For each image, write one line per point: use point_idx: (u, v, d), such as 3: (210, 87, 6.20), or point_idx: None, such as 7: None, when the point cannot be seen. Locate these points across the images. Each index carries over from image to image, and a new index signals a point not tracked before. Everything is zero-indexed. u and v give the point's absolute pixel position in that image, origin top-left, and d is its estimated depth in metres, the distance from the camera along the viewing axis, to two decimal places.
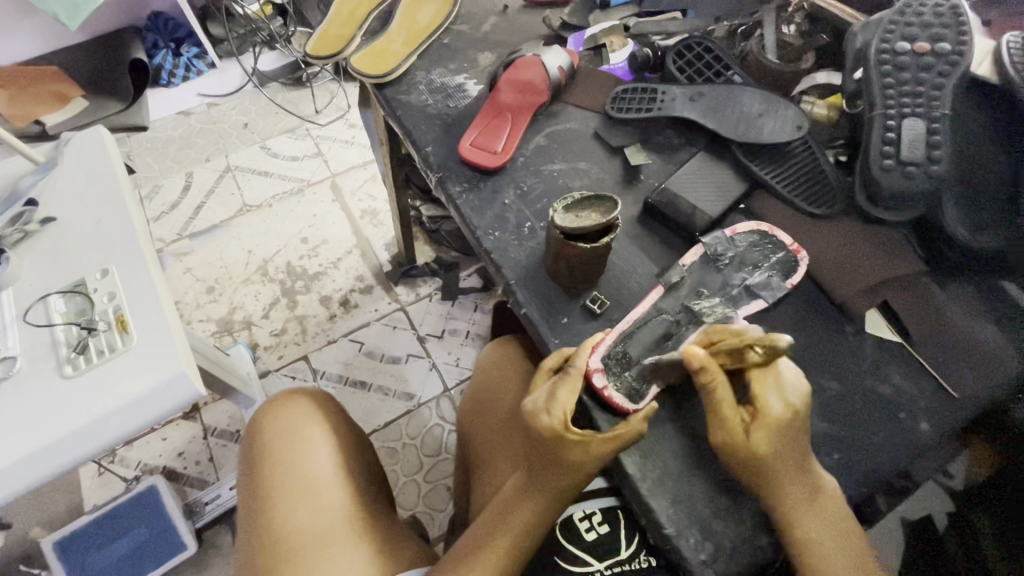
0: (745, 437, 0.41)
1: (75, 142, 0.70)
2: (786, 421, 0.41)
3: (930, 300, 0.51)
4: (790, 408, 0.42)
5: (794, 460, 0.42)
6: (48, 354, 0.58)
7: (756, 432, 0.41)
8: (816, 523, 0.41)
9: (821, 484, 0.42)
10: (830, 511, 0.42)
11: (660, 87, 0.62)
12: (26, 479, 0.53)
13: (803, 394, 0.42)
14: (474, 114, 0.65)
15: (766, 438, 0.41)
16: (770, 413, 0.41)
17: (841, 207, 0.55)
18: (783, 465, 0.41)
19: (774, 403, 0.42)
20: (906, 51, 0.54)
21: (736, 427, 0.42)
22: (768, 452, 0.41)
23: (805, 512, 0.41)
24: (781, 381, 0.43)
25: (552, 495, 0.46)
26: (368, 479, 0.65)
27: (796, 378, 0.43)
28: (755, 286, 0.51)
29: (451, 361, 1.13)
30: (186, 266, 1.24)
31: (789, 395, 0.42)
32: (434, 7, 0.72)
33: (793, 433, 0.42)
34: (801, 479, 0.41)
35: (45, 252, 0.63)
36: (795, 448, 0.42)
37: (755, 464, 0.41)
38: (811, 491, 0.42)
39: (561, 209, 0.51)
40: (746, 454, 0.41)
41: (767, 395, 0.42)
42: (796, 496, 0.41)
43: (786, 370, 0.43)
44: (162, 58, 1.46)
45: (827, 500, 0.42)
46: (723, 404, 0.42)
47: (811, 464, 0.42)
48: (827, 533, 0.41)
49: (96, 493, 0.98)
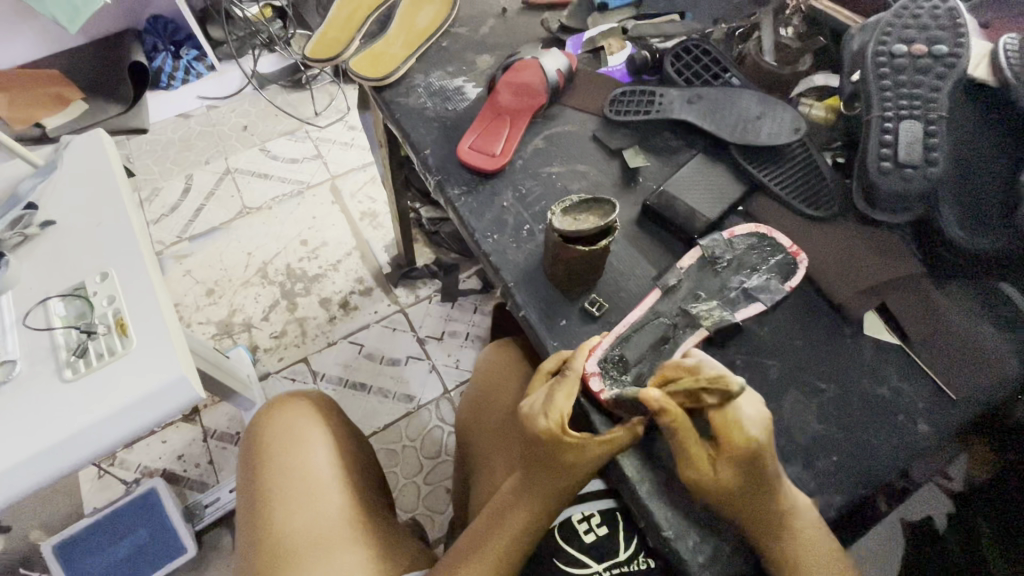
0: (711, 471, 0.42)
1: (75, 144, 0.70)
2: (750, 458, 0.41)
3: (928, 302, 0.51)
4: (751, 442, 0.41)
5: (766, 492, 0.42)
6: (47, 357, 0.58)
7: (721, 466, 0.42)
8: (792, 551, 0.41)
9: (797, 510, 0.42)
10: (808, 536, 0.42)
11: (658, 90, 0.62)
12: (26, 482, 0.53)
13: (767, 425, 0.42)
14: (473, 116, 0.65)
15: (729, 471, 0.42)
16: (733, 450, 0.41)
17: (839, 208, 0.55)
18: (751, 498, 0.42)
19: (737, 439, 0.41)
20: (903, 54, 0.54)
21: (702, 465, 0.42)
22: (735, 486, 0.42)
23: (781, 539, 0.41)
24: (739, 418, 0.42)
25: (549, 496, 0.46)
26: (367, 482, 0.65)
27: (757, 411, 0.42)
28: (753, 289, 0.50)
29: (451, 363, 1.13)
30: (186, 268, 1.24)
31: (750, 431, 0.41)
32: (433, 10, 0.73)
33: (758, 469, 0.41)
34: (773, 509, 0.42)
35: (45, 255, 0.64)
36: (764, 480, 0.42)
37: (725, 496, 0.42)
38: (785, 519, 0.42)
39: (560, 211, 0.51)
40: (714, 490, 0.42)
41: (730, 432, 0.42)
42: (769, 525, 0.42)
43: (746, 406, 0.42)
44: (163, 60, 1.48)
45: (804, 525, 0.42)
46: (686, 443, 0.42)
47: (786, 492, 0.42)
48: (807, 559, 0.41)
49: (96, 497, 0.98)
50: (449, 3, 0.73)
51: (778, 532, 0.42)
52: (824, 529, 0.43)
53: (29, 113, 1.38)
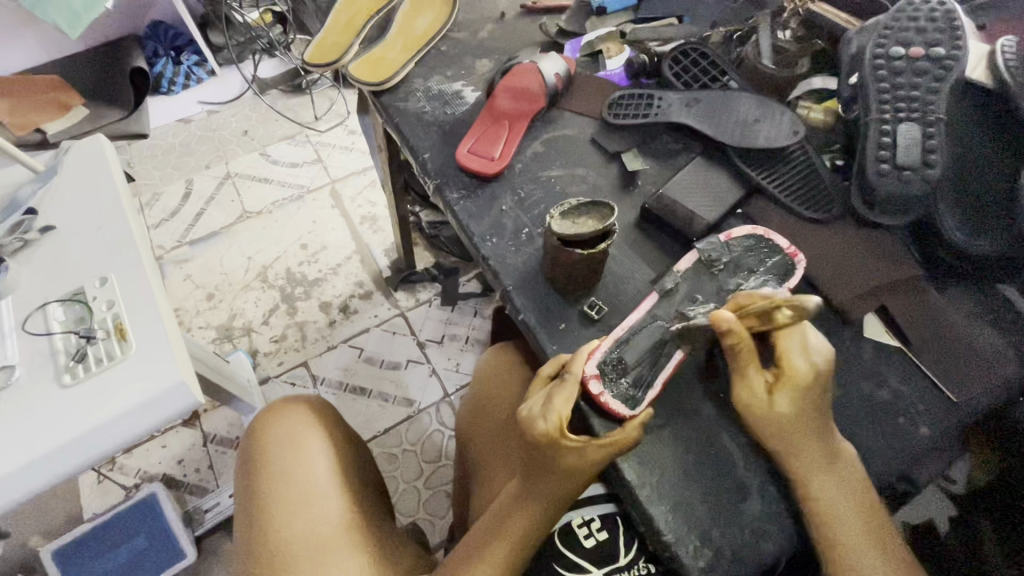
0: (767, 398, 0.43)
1: (75, 149, 0.70)
2: (809, 381, 0.42)
3: (927, 305, 0.51)
4: (813, 368, 0.43)
5: (814, 423, 0.42)
6: (46, 362, 0.58)
7: (778, 392, 0.43)
8: (832, 485, 0.41)
9: (840, 449, 0.43)
10: (847, 473, 0.42)
11: (657, 93, 0.62)
12: (25, 488, 0.53)
13: (827, 355, 0.43)
14: (471, 120, 0.65)
15: (788, 398, 0.42)
16: (796, 372, 0.42)
17: (838, 210, 0.55)
18: (804, 425, 0.42)
19: (799, 362, 0.43)
20: (901, 56, 0.54)
21: (758, 386, 0.43)
22: (791, 411, 0.42)
23: (824, 473, 0.42)
24: (804, 342, 0.43)
25: (548, 502, 0.45)
26: (365, 487, 0.65)
27: (820, 340, 0.44)
28: (750, 291, 0.50)
29: (451, 366, 1.13)
30: (186, 273, 1.24)
31: (813, 357, 0.43)
32: (431, 15, 0.73)
33: (816, 396, 0.43)
34: (820, 443, 0.42)
35: (45, 260, 0.64)
36: (818, 408, 0.43)
37: (775, 422, 0.43)
38: (829, 454, 0.42)
39: (559, 215, 0.51)
40: (767, 414, 0.43)
41: (793, 355, 0.43)
42: (814, 457, 0.42)
43: (810, 331, 0.44)
44: (163, 66, 1.50)
45: (844, 463, 0.42)
46: (746, 364, 0.43)
47: (831, 428, 0.43)
48: (843, 498, 0.41)
49: (95, 502, 0.98)
50: (447, 8, 0.73)
51: (822, 467, 0.42)
52: (861, 472, 0.43)
53: (29, 118, 1.39)
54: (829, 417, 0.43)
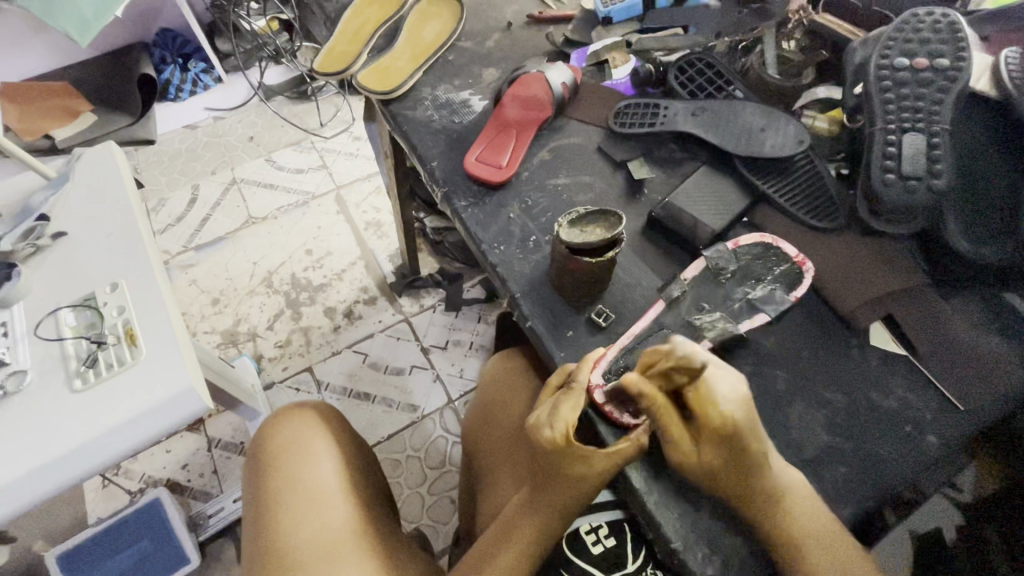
0: (695, 454, 0.42)
1: (86, 157, 0.71)
2: (727, 436, 0.40)
3: (934, 312, 0.51)
4: (728, 423, 0.40)
5: (751, 469, 0.41)
6: (57, 367, 0.59)
7: (704, 447, 0.41)
8: (790, 527, 0.41)
9: (786, 493, 0.41)
10: (804, 510, 0.42)
11: (662, 102, 0.63)
12: (35, 493, 0.53)
13: (744, 403, 0.40)
14: (479, 129, 0.66)
15: (713, 451, 0.41)
16: (708, 431, 0.41)
17: (844, 218, 0.55)
18: (738, 479, 0.41)
19: (713, 419, 0.40)
20: (906, 67, 0.55)
21: (684, 443, 0.42)
22: (720, 467, 0.41)
23: (778, 517, 0.41)
24: (714, 395, 0.41)
25: (557, 511, 0.45)
26: (373, 495, 0.65)
27: (733, 388, 0.41)
28: (758, 301, 0.50)
29: (456, 372, 1.14)
30: (192, 278, 1.25)
31: (727, 408, 0.40)
32: (438, 26, 0.74)
33: (742, 447, 0.40)
34: (761, 486, 0.41)
35: (57, 266, 0.64)
36: (744, 459, 0.41)
37: (713, 474, 0.42)
38: (775, 502, 0.41)
39: (568, 223, 0.52)
40: (700, 469, 0.42)
41: (704, 411, 0.41)
42: (759, 506, 0.41)
43: (721, 383, 0.41)
44: (172, 73, 1.51)
45: (796, 504, 0.42)
46: (666, 424, 0.42)
47: (771, 471, 0.41)
48: (804, 533, 0.41)
49: (101, 506, 0.98)
50: (454, 18, 0.74)
51: (771, 506, 0.41)
52: (819, 504, 0.42)
53: (39, 125, 1.40)
54: (767, 462, 0.41)
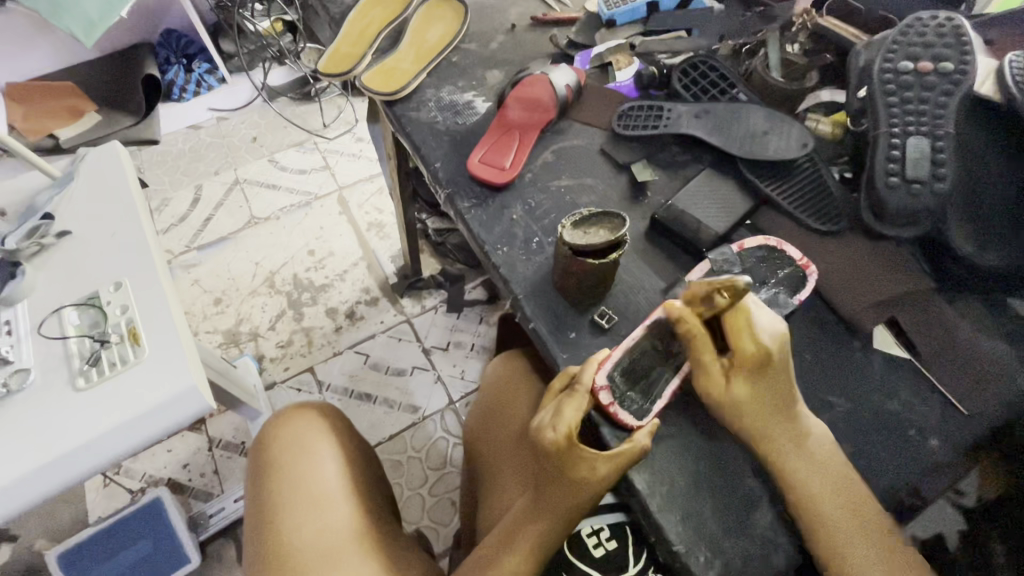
0: (724, 385, 0.44)
1: (90, 156, 0.71)
2: (762, 363, 0.43)
3: (939, 317, 0.51)
4: (763, 351, 0.43)
5: (773, 401, 0.44)
6: (60, 366, 0.59)
7: (733, 377, 0.44)
8: (807, 463, 0.43)
9: (808, 431, 0.44)
10: (821, 458, 0.43)
11: (666, 105, 0.63)
12: (37, 491, 0.53)
13: (780, 335, 0.44)
14: (482, 131, 0.66)
15: (741, 382, 0.44)
16: (745, 355, 0.43)
17: (847, 222, 0.55)
18: (764, 409, 0.44)
19: (748, 346, 0.43)
20: (910, 71, 0.55)
21: (715, 373, 0.44)
22: (750, 396, 0.44)
23: (798, 452, 0.43)
24: (753, 324, 0.43)
25: (560, 515, 0.45)
26: (375, 497, 0.65)
27: (771, 322, 0.44)
28: (761, 303, 0.51)
29: (456, 374, 1.14)
30: (194, 277, 1.25)
31: (762, 337, 0.43)
32: (442, 28, 0.74)
33: (772, 377, 0.43)
34: (782, 422, 0.44)
35: (60, 265, 0.65)
36: (773, 391, 0.44)
37: (735, 408, 0.44)
38: (797, 435, 0.44)
39: (570, 225, 0.51)
40: (724, 400, 0.44)
41: (742, 336, 0.43)
42: (782, 439, 0.43)
43: (761, 317, 0.44)
44: (175, 73, 1.50)
45: (814, 446, 0.44)
46: (700, 352, 0.45)
47: (796, 406, 0.44)
48: (817, 471, 0.43)
49: (101, 505, 0.98)
50: (458, 20, 0.74)
51: (792, 446, 0.43)
52: (834, 449, 0.44)
53: (42, 124, 1.41)
54: (795, 398, 0.44)
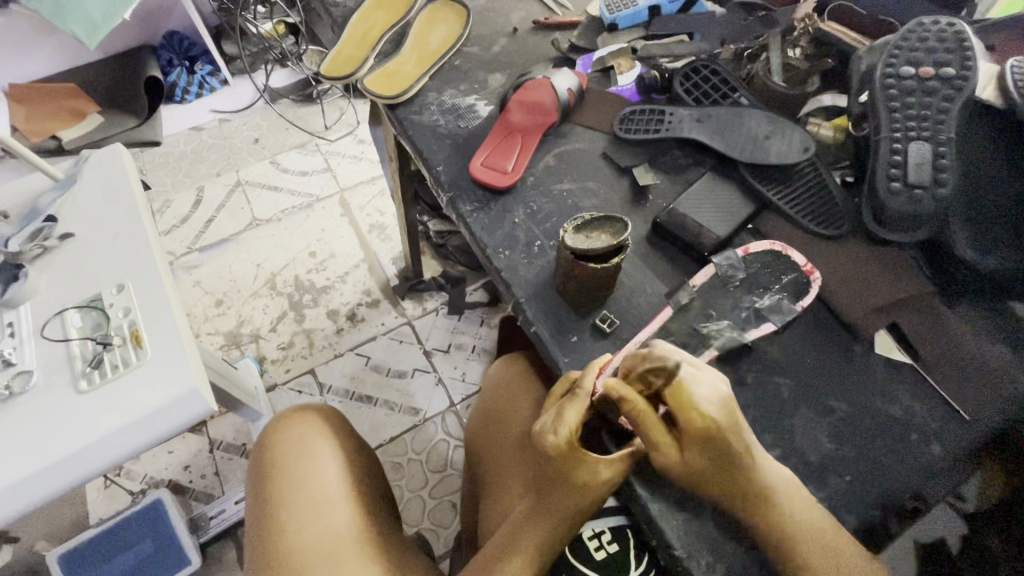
0: (680, 457, 0.42)
1: (94, 158, 0.72)
2: (711, 436, 0.41)
3: (941, 322, 0.51)
4: (710, 425, 0.41)
5: (733, 467, 0.41)
6: (62, 368, 0.59)
7: (688, 448, 0.42)
8: (781, 519, 0.41)
9: (774, 486, 0.42)
10: (795, 507, 0.42)
11: (668, 108, 0.63)
12: (40, 492, 0.53)
13: (723, 403, 0.42)
14: (484, 134, 0.66)
15: (697, 452, 0.41)
16: (694, 431, 0.41)
17: (849, 226, 0.55)
18: (724, 479, 0.42)
19: (696, 421, 0.41)
20: (911, 76, 0.55)
21: (668, 448, 0.42)
22: (704, 470, 0.42)
23: (768, 509, 0.42)
24: (694, 397, 0.41)
25: (561, 518, 0.45)
26: (377, 500, 0.65)
27: (711, 389, 0.42)
28: (765, 310, 0.51)
29: (457, 376, 1.14)
30: (196, 279, 1.25)
31: (706, 409, 0.41)
32: (444, 31, 0.74)
33: (724, 446, 0.41)
34: (749, 484, 0.42)
35: (63, 267, 0.65)
36: (729, 458, 0.41)
37: (696, 477, 0.42)
38: (764, 493, 0.42)
39: (572, 229, 0.52)
40: (684, 472, 0.42)
41: (686, 414, 0.41)
42: (749, 500, 0.42)
43: (699, 387, 0.42)
44: (178, 75, 1.51)
45: (785, 496, 0.42)
46: (650, 430, 0.42)
47: (756, 466, 0.42)
48: (794, 525, 0.41)
49: (102, 506, 0.99)
50: (460, 24, 0.74)
51: (759, 503, 0.42)
52: (807, 500, 0.43)
53: (45, 126, 1.41)
54: (753, 457, 0.42)
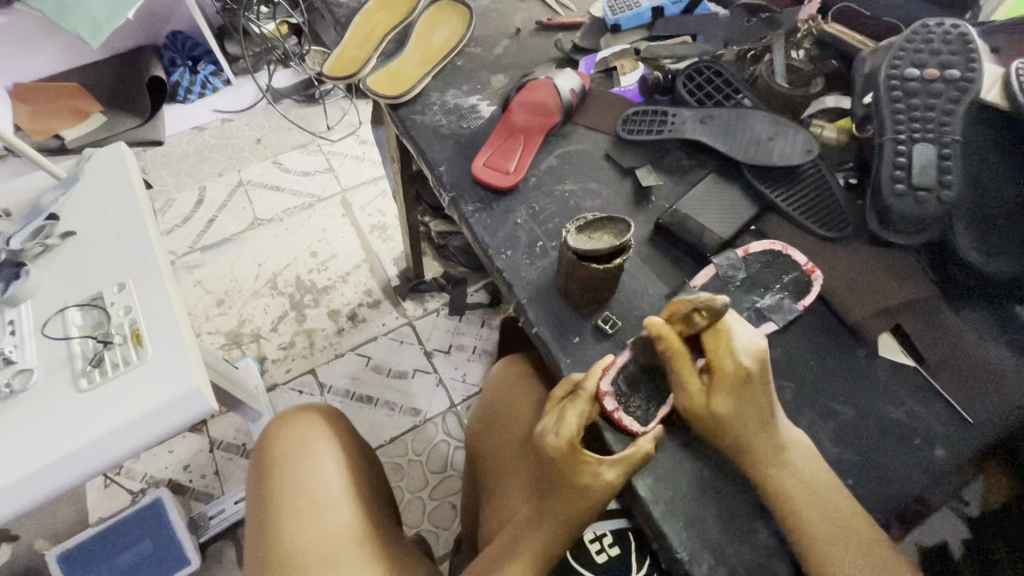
0: (706, 400, 0.43)
1: (95, 157, 0.71)
2: (743, 381, 0.43)
3: (944, 326, 0.51)
4: (742, 369, 0.43)
5: (756, 416, 0.43)
6: (63, 366, 0.59)
7: (716, 391, 0.43)
8: (791, 476, 0.42)
9: (789, 443, 0.43)
10: (804, 467, 0.43)
11: (671, 110, 0.62)
12: (39, 491, 0.53)
13: (760, 353, 0.44)
14: (486, 135, 0.66)
15: (724, 397, 0.43)
16: (727, 375, 0.43)
17: (852, 229, 0.55)
18: (746, 430, 0.43)
19: (729, 364, 0.43)
20: (916, 78, 0.55)
21: (698, 390, 0.43)
22: (728, 417, 0.43)
23: (780, 467, 0.42)
24: (733, 342, 0.44)
25: (563, 522, 0.45)
26: (378, 502, 0.65)
27: (750, 340, 0.44)
28: (765, 310, 0.51)
29: (458, 377, 1.13)
30: (197, 279, 1.25)
31: (741, 356, 0.43)
32: (448, 31, 0.74)
33: (753, 394, 0.43)
34: (767, 437, 0.43)
35: (64, 266, 0.65)
36: (755, 407, 0.43)
37: (717, 422, 0.43)
38: (778, 449, 0.43)
39: (574, 230, 0.51)
40: (707, 417, 0.43)
41: (723, 357, 0.43)
42: (763, 454, 0.43)
43: (740, 333, 0.44)
44: (180, 75, 1.50)
45: (797, 455, 0.43)
46: (683, 370, 0.43)
47: (778, 421, 0.44)
48: (802, 484, 0.42)
49: (101, 505, 0.98)
50: (463, 24, 0.74)
51: (773, 457, 0.43)
52: (817, 461, 0.43)
53: (49, 125, 1.42)
54: (775, 414, 0.44)
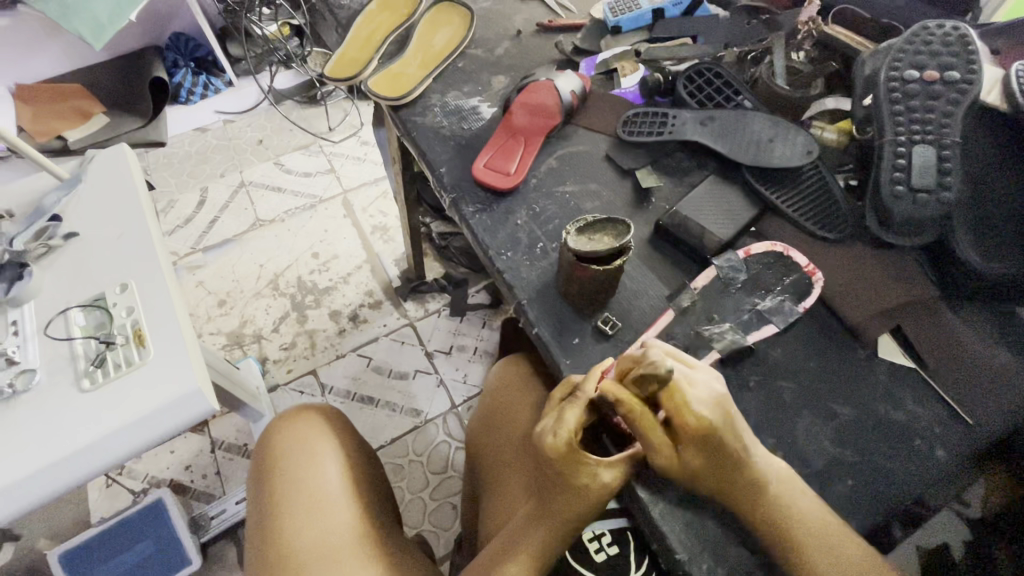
0: (675, 457, 0.42)
1: (98, 158, 0.72)
2: (707, 435, 0.40)
3: (943, 327, 0.51)
4: (704, 422, 0.40)
5: (732, 464, 0.41)
6: (66, 366, 0.59)
7: (683, 447, 0.41)
8: (779, 506, 0.42)
9: (773, 475, 0.42)
10: (793, 492, 0.42)
11: (671, 111, 0.63)
12: (42, 491, 0.54)
13: (718, 403, 0.41)
14: (487, 136, 0.66)
15: (692, 451, 0.41)
16: (689, 431, 0.41)
17: (852, 230, 0.55)
18: (723, 476, 0.42)
19: (691, 420, 0.41)
20: (916, 80, 0.55)
21: (665, 450, 0.42)
22: (701, 466, 0.42)
23: (768, 501, 0.42)
24: (688, 398, 0.41)
25: (562, 522, 0.45)
26: (378, 502, 0.65)
27: (706, 390, 0.42)
28: (766, 312, 0.52)
29: (459, 377, 1.14)
30: (199, 279, 1.25)
31: (699, 408, 0.41)
32: (448, 33, 0.75)
33: (720, 444, 0.41)
34: (748, 480, 0.42)
35: (67, 266, 0.65)
36: (726, 457, 0.41)
37: (693, 474, 0.42)
38: (760, 487, 0.42)
39: (574, 232, 0.51)
40: (680, 471, 0.42)
41: (682, 414, 0.41)
42: (748, 494, 0.42)
43: (694, 385, 0.42)
44: (182, 76, 1.50)
45: (785, 484, 0.43)
46: (648, 435, 0.42)
47: (756, 460, 0.42)
48: (794, 511, 0.42)
49: (103, 505, 0.99)
50: (463, 26, 0.75)
51: (758, 492, 0.42)
52: (806, 489, 0.43)
53: (52, 126, 1.42)
54: (752, 453, 0.42)
